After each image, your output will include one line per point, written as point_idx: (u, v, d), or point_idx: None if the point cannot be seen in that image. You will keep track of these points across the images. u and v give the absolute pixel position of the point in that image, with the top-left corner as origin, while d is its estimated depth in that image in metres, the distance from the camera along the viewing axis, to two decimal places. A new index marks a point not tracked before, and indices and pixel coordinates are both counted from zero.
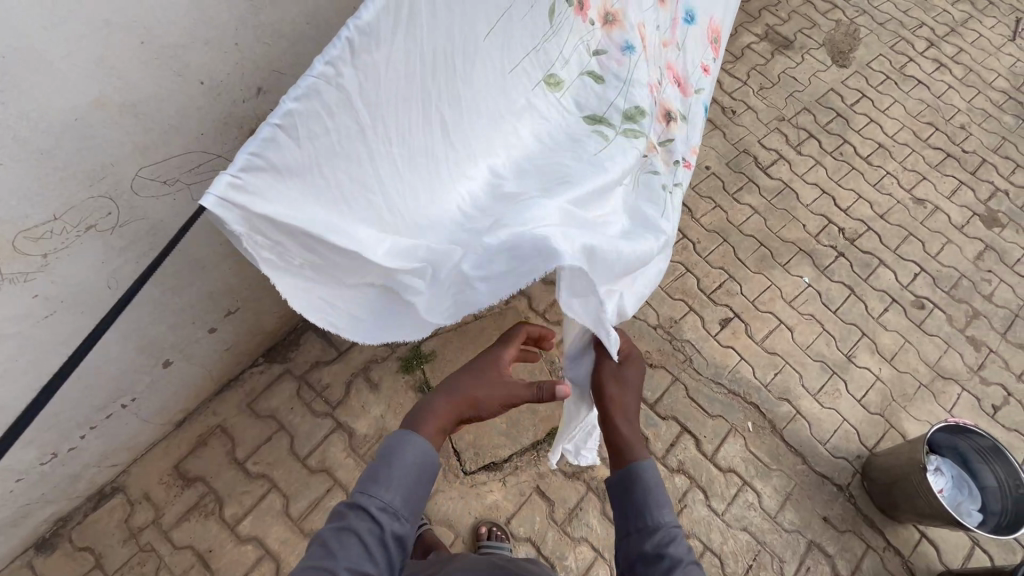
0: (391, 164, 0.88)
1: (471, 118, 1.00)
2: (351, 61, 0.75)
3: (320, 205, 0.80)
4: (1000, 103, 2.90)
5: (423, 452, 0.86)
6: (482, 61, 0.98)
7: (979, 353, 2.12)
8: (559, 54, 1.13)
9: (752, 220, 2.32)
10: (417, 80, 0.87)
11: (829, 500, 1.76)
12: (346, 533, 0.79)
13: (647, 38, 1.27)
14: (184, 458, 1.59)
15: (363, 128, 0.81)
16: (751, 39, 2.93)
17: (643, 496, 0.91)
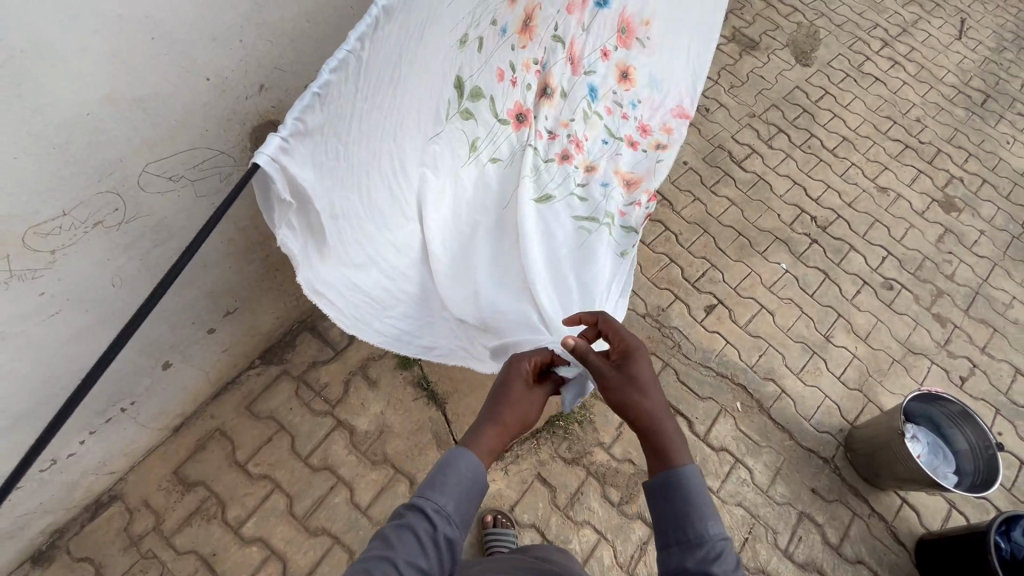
0: (364, 124, 0.98)
1: (424, 89, 1.13)
2: (366, 41, 0.87)
3: (321, 164, 0.90)
4: (951, 97, 3.09)
5: (476, 467, 0.93)
6: (439, 37, 1.09)
7: (946, 329, 2.25)
8: (476, 15, 1.18)
9: (729, 211, 2.42)
10: (404, 53, 1.00)
11: (816, 472, 1.84)
12: (405, 530, 0.83)
13: (548, 19, 1.37)
14: (183, 462, 1.57)
15: (360, 94, 0.92)
16: (720, 41, 3.07)
17: (689, 504, 0.87)
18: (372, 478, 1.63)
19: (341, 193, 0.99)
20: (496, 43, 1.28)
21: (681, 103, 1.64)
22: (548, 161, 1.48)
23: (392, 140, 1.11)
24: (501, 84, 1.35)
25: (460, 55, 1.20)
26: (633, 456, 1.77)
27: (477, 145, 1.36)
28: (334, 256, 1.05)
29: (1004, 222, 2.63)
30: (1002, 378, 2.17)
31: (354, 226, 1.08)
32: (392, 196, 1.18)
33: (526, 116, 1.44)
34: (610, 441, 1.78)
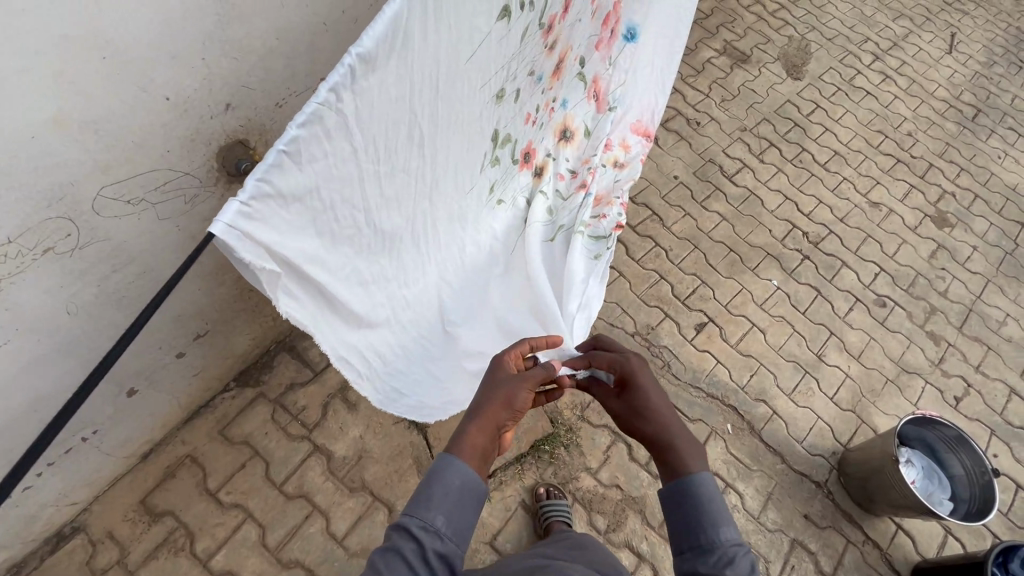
0: (375, 184, 0.88)
1: (461, 146, 1.11)
2: (351, 87, 0.73)
3: (314, 225, 0.80)
4: (942, 112, 3.09)
5: (464, 472, 0.85)
6: (472, 91, 1.04)
7: (939, 347, 2.21)
8: (511, 70, 1.16)
9: (720, 227, 2.38)
10: (413, 104, 0.88)
11: (809, 498, 1.79)
12: (391, 554, 0.78)
13: (568, 57, 1.47)
14: (151, 491, 1.51)
15: (362, 151, 0.81)
16: (711, 54, 3.05)
17: (702, 510, 0.88)
18: (349, 506, 1.58)
19: (347, 252, 0.90)
20: (533, 90, 1.33)
21: (642, 118, 1.80)
22: (560, 197, 1.62)
23: (418, 201, 1.05)
24: (527, 126, 1.40)
25: (499, 108, 1.20)
26: (621, 482, 1.72)
27: (495, 188, 1.38)
28: (355, 322, 0.99)
29: (997, 238, 2.61)
30: (997, 397, 2.13)
31: (370, 288, 1.01)
32: (419, 255, 1.14)
33: (532, 154, 1.51)
34: (596, 466, 1.73)
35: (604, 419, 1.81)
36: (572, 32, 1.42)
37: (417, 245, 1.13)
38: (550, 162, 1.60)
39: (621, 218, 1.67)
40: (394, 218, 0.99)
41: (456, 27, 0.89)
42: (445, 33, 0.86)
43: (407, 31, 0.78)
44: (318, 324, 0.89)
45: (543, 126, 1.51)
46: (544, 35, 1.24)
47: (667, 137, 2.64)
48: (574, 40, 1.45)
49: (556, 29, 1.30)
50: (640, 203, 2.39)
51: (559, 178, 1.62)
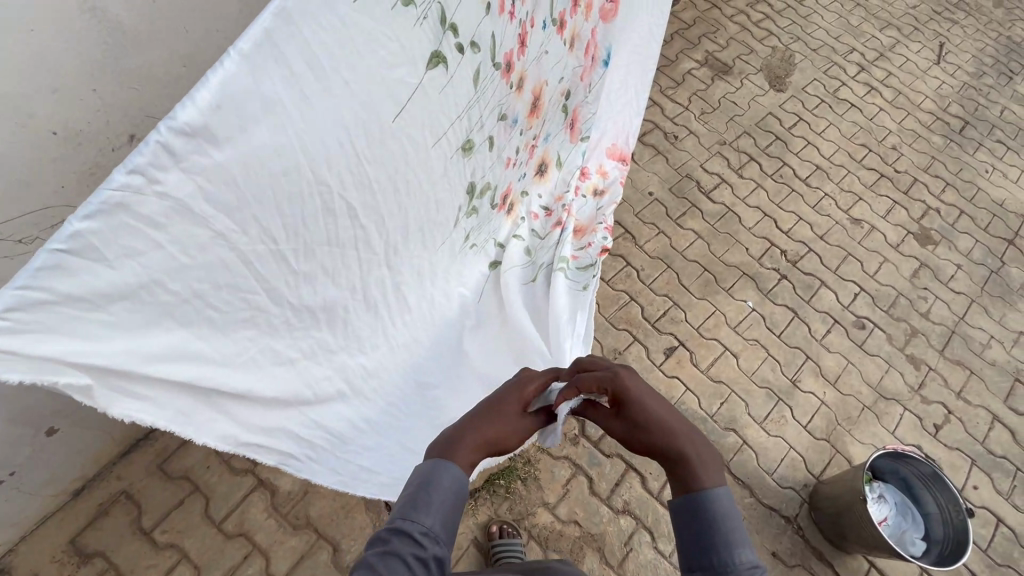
0: (276, 261, 0.78)
1: (419, 205, 1.05)
2: (173, 163, 0.57)
3: (171, 316, 0.68)
4: (928, 124, 3.01)
5: (460, 478, 0.81)
6: (415, 145, 0.93)
7: (920, 372, 2.14)
8: (473, 119, 1.08)
9: (695, 245, 2.31)
10: (309, 169, 0.74)
11: (777, 534, 1.73)
12: (392, 558, 0.71)
13: (547, 93, 1.40)
14: (82, 530, 1.44)
15: (236, 233, 0.70)
16: (692, 65, 2.97)
17: (717, 528, 0.77)
18: (291, 544, 1.51)
19: (245, 334, 0.81)
20: (507, 134, 1.28)
21: (617, 142, 1.85)
22: (538, 236, 1.61)
23: (361, 266, 0.98)
24: (506, 169, 1.37)
25: (468, 159, 1.15)
26: (580, 517, 1.65)
27: (472, 237, 1.37)
28: (276, 405, 0.93)
29: (982, 256, 2.54)
30: (978, 425, 2.06)
31: (288, 365, 0.94)
32: (375, 319, 1.11)
33: (512, 196, 1.49)
34: (555, 500, 1.66)
35: (565, 450, 1.74)
36: (552, 69, 1.36)
37: (369, 309, 1.08)
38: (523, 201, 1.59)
39: (605, 244, 1.71)
40: (320, 292, 0.91)
41: (355, 73, 0.73)
42: (332, 79, 0.70)
43: (268, 92, 0.62)
44: (212, 420, 0.81)
45: (524, 165, 1.48)
46: (504, 76, 1.13)
47: (642, 151, 2.57)
48: (553, 76, 1.39)
49: (529, 72, 1.24)
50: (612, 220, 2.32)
51: (536, 215, 1.62)
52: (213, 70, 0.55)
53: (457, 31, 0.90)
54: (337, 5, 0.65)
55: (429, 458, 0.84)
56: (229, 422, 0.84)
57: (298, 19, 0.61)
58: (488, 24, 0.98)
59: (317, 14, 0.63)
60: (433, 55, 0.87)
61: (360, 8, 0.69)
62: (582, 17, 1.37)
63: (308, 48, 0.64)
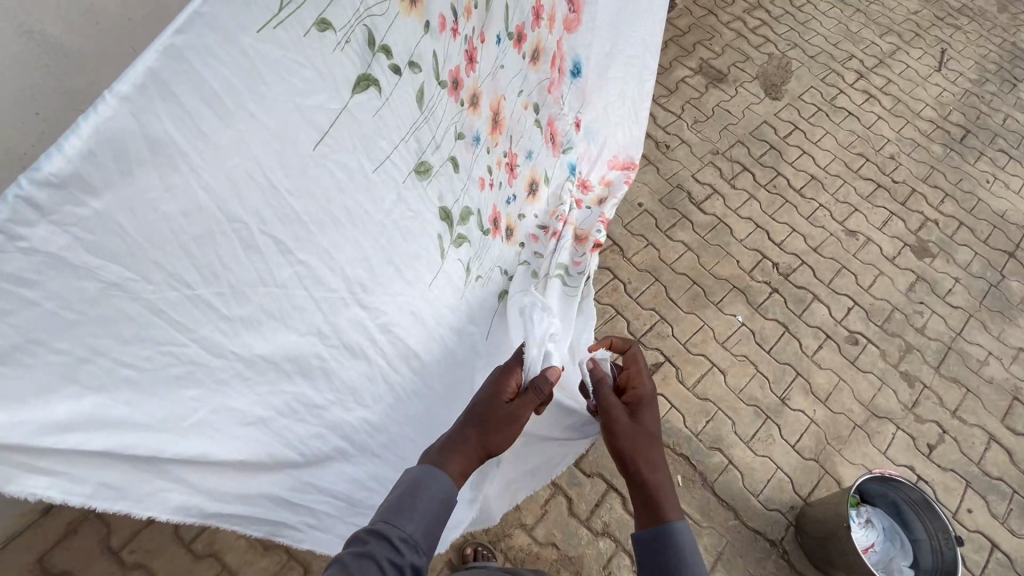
0: (197, 306, 0.67)
1: (375, 236, 0.92)
2: (41, 219, 0.49)
3: (77, 381, 0.60)
4: (928, 133, 2.95)
5: (447, 489, 0.86)
6: (351, 170, 0.82)
7: (914, 389, 2.08)
8: (423, 140, 1.00)
9: (684, 257, 2.26)
10: (213, 211, 0.64)
11: (762, 558, 1.70)
12: (367, 559, 0.72)
13: (509, 108, 1.36)
14: (49, 550, 1.42)
15: (134, 280, 0.60)
16: (686, 73, 2.92)
17: (677, 558, 0.90)
18: (262, 565, 1.48)
19: (188, 394, 0.71)
20: (471, 154, 1.22)
21: (612, 155, 1.87)
22: (537, 255, 1.54)
23: (324, 308, 0.86)
24: (483, 192, 1.30)
25: (428, 185, 1.05)
26: (557, 539, 1.62)
27: (470, 267, 1.27)
28: (242, 469, 0.82)
29: (981, 269, 2.48)
30: (974, 445, 2.01)
31: (257, 425, 0.82)
32: (367, 367, 0.98)
33: (501, 220, 1.41)
34: (533, 521, 1.63)
35: None
36: (512, 82, 1.35)
37: (355, 357, 0.96)
38: (519, 222, 1.52)
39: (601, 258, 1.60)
40: (275, 342, 0.79)
41: (268, 103, 0.65)
42: (248, 110, 0.63)
43: (152, 131, 0.55)
44: (155, 489, 0.72)
45: (507, 186, 1.42)
46: (453, 93, 1.09)
47: None
48: (513, 89, 1.36)
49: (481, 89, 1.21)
50: None
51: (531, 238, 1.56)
52: (84, 116, 0.49)
53: (390, 53, 0.84)
54: (238, 37, 0.59)
55: (418, 464, 0.88)
56: (174, 494, 0.74)
57: (191, 57, 0.55)
58: (429, 41, 0.95)
59: (208, 42, 0.56)
60: (362, 78, 0.79)
61: (269, 36, 0.62)
62: (546, 31, 1.42)
63: (202, 81, 0.57)
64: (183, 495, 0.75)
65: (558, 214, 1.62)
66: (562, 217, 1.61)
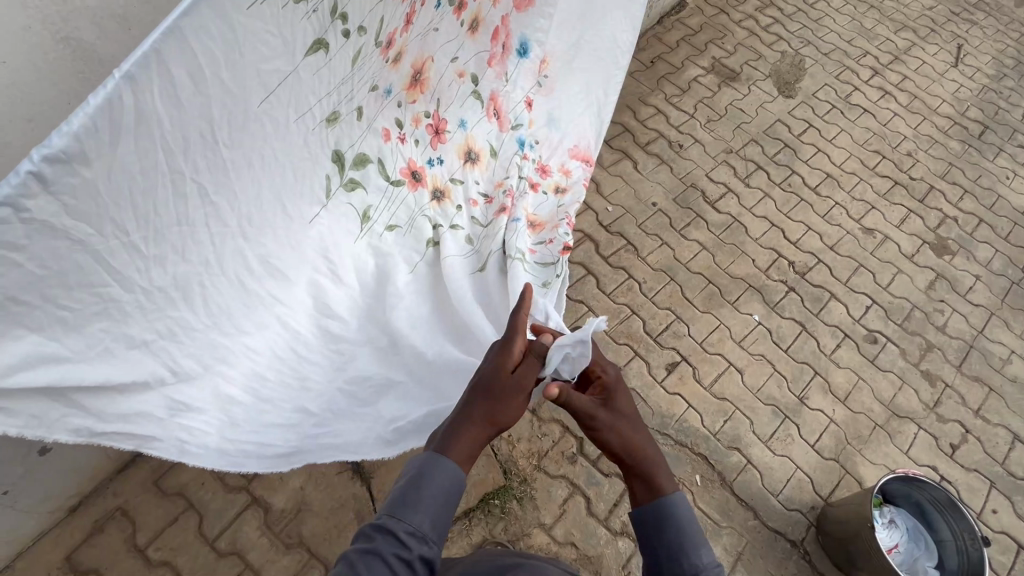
0: (128, 252, 0.76)
1: (272, 175, 0.94)
2: (43, 191, 0.62)
3: (23, 324, 0.70)
4: (945, 129, 2.92)
5: (453, 474, 0.84)
6: (276, 121, 0.88)
7: (935, 389, 2.06)
8: (342, 92, 1.01)
9: (699, 257, 2.26)
10: (165, 165, 0.73)
11: (783, 559, 1.69)
12: (373, 556, 0.73)
13: (438, 70, 1.28)
14: (76, 547, 1.45)
15: (95, 238, 0.71)
16: (698, 72, 2.90)
17: (678, 537, 0.86)
18: (284, 564, 1.50)
19: (97, 326, 0.78)
20: (380, 106, 1.17)
21: (580, 144, 1.63)
22: (477, 226, 1.39)
23: (212, 240, 0.88)
24: (389, 144, 1.22)
25: (333, 131, 1.04)
26: (576, 539, 1.61)
27: (370, 215, 1.21)
28: (135, 393, 0.87)
29: (1002, 266, 2.44)
30: (998, 445, 1.98)
31: (146, 349, 0.86)
32: (246, 294, 0.99)
33: (422, 176, 1.32)
34: (552, 521, 1.63)
35: (562, 469, 1.70)
36: (453, 44, 1.29)
37: (234, 285, 0.96)
38: (455, 187, 1.38)
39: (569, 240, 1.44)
40: (170, 272, 0.84)
41: (235, 71, 0.75)
42: (222, 78, 0.73)
43: (140, 103, 0.66)
44: (63, 415, 0.80)
45: (429, 146, 1.32)
46: (382, 52, 1.09)
47: (647, 160, 2.51)
48: (449, 52, 1.29)
49: (403, 41, 1.15)
50: (614, 232, 2.27)
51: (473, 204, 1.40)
52: (96, 93, 0.61)
53: (347, 18, 0.92)
54: (228, 12, 0.69)
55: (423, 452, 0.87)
56: (84, 420, 0.83)
57: (188, 34, 0.66)
58: (381, 8, 1.01)
59: (205, 22, 0.67)
60: (316, 42, 0.88)
61: (254, 13, 0.73)
62: (491, 4, 1.31)
63: (191, 54, 0.68)
64: (87, 419, 0.83)
65: (506, 187, 1.43)
66: (512, 194, 1.43)
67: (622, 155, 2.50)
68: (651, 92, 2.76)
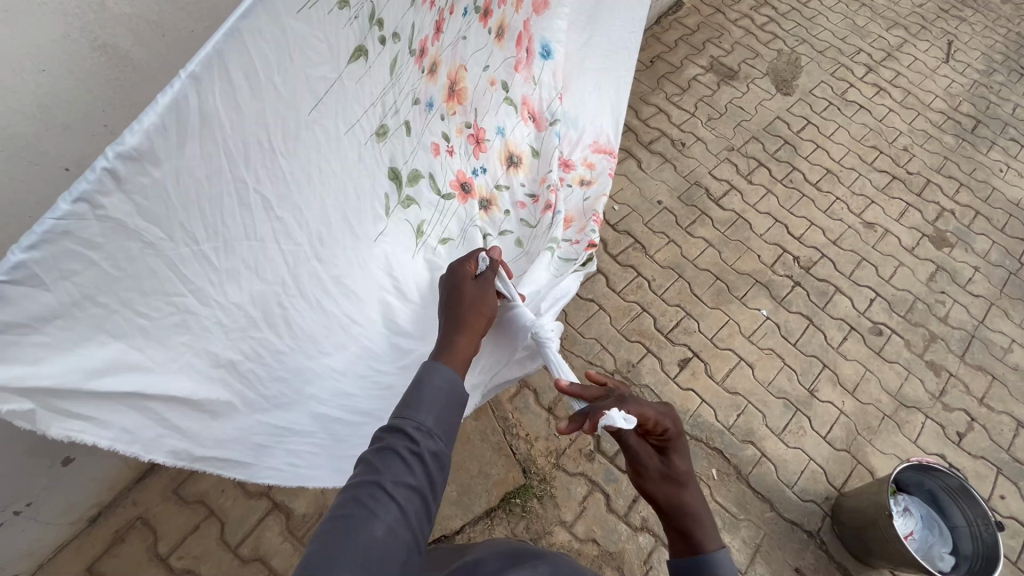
0: (198, 260, 0.76)
1: (335, 190, 1.00)
2: (117, 188, 0.60)
3: (105, 330, 0.68)
4: (939, 124, 2.97)
5: (451, 376, 0.80)
6: (330, 134, 0.93)
7: (940, 378, 2.10)
8: (387, 103, 1.05)
9: (706, 254, 2.28)
10: (228, 173, 0.75)
11: (800, 549, 1.72)
12: (388, 454, 0.70)
13: (471, 78, 1.31)
14: (98, 558, 1.44)
15: (166, 242, 0.70)
16: (697, 71, 2.93)
17: None
18: None
19: (178, 339, 0.79)
20: (425, 120, 1.21)
21: (600, 138, 1.56)
22: (526, 228, 1.41)
23: (287, 260, 0.93)
24: (439, 158, 1.28)
25: (384, 145, 1.10)
26: (598, 536, 1.63)
27: (424, 229, 1.26)
28: (225, 416, 0.90)
29: (1000, 257, 2.50)
30: (1003, 433, 2.02)
31: (228, 367, 0.88)
32: (325, 316, 1.05)
33: (471, 186, 1.36)
34: (572, 518, 1.64)
35: (581, 467, 1.72)
36: (481, 51, 1.31)
37: (313, 308, 1.03)
38: (500, 193, 1.41)
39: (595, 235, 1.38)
40: (247, 289, 0.87)
41: (287, 76, 0.76)
42: (272, 81, 0.74)
43: (205, 106, 0.66)
44: (158, 435, 0.80)
45: (473, 158, 1.36)
46: (417, 61, 1.11)
47: (650, 159, 2.53)
48: (477, 61, 1.31)
49: (433, 50, 1.16)
50: (621, 230, 2.29)
51: (520, 204, 1.43)
52: (162, 92, 0.61)
53: (383, 24, 0.94)
54: (282, 19, 0.70)
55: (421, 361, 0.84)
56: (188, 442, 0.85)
57: (245, 37, 0.66)
58: (413, 14, 1.02)
59: (259, 24, 0.67)
60: (357, 49, 0.89)
61: (303, 16, 0.73)
62: (513, 9, 1.34)
63: (248, 58, 0.69)
64: (185, 444, 0.84)
65: (550, 182, 1.42)
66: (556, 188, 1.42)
67: (626, 154, 2.52)
68: (652, 92, 2.78)
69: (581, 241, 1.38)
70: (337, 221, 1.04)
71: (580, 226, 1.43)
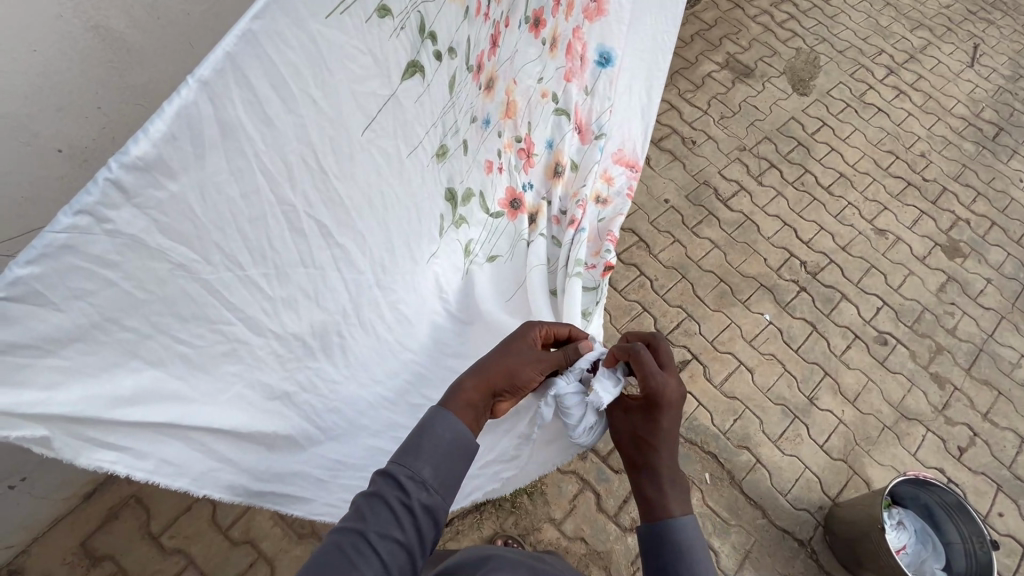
0: (246, 287, 0.77)
1: (397, 217, 1.04)
2: (125, 201, 0.57)
3: (138, 356, 0.68)
4: (959, 130, 2.89)
5: (459, 430, 0.77)
6: (390, 157, 0.94)
7: (944, 391, 2.07)
8: (447, 124, 1.09)
9: (711, 255, 2.25)
10: (269, 193, 0.74)
11: (789, 558, 1.70)
12: (377, 500, 0.69)
13: (523, 93, 1.32)
14: (91, 534, 1.46)
15: (198, 263, 0.69)
16: (712, 67, 2.87)
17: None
18: (295, 554, 1.51)
19: (229, 369, 0.80)
20: (481, 137, 1.25)
21: (625, 148, 1.52)
22: (554, 244, 1.38)
23: (348, 288, 0.97)
24: (491, 175, 1.32)
25: (444, 166, 1.14)
26: (586, 535, 1.63)
27: (472, 248, 1.30)
28: (276, 448, 0.93)
29: (1013, 270, 2.44)
30: (1005, 449, 1.99)
31: (285, 400, 0.91)
32: (378, 342, 1.07)
33: (520, 201, 1.37)
34: (560, 516, 1.64)
35: (572, 465, 1.71)
36: (530, 62, 1.30)
37: (366, 332, 1.04)
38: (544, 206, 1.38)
39: (609, 258, 1.36)
40: (306, 320, 0.89)
41: (327, 90, 0.74)
42: (312, 95, 0.72)
43: (225, 114, 0.63)
44: (201, 466, 0.82)
45: (522, 171, 1.37)
46: (475, 76, 1.14)
47: (659, 157, 2.49)
48: (529, 71, 1.31)
49: (486, 64, 1.17)
50: (626, 228, 2.27)
51: (559, 220, 1.40)
52: (168, 99, 0.57)
53: (435, 38, 0.93)
54: (308, 24, 0.66)
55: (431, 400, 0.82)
56: (226, 473, 0.86)
57: (263, 41, 0.62)
58: (467, 27, 1.02)
59: (279, 27, 0.63)
60: (410, 65, 0.89)
61: (334, 22, 0.70)
62: (564, 16, 1.30)
63: (269, 62, 0.64)
64: (231, 475, 0.87)
65: (581, 198, 1.39)
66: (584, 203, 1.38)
67: None
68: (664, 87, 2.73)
69: (597, 264, 1.38)
70: (397, 240, 1.06)
71: (595, 247, 1.42)
